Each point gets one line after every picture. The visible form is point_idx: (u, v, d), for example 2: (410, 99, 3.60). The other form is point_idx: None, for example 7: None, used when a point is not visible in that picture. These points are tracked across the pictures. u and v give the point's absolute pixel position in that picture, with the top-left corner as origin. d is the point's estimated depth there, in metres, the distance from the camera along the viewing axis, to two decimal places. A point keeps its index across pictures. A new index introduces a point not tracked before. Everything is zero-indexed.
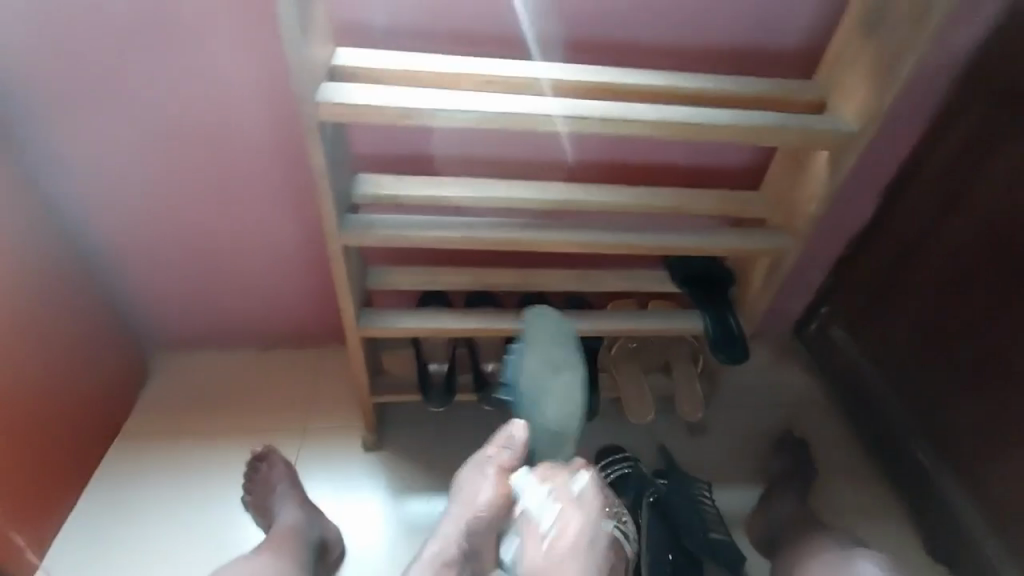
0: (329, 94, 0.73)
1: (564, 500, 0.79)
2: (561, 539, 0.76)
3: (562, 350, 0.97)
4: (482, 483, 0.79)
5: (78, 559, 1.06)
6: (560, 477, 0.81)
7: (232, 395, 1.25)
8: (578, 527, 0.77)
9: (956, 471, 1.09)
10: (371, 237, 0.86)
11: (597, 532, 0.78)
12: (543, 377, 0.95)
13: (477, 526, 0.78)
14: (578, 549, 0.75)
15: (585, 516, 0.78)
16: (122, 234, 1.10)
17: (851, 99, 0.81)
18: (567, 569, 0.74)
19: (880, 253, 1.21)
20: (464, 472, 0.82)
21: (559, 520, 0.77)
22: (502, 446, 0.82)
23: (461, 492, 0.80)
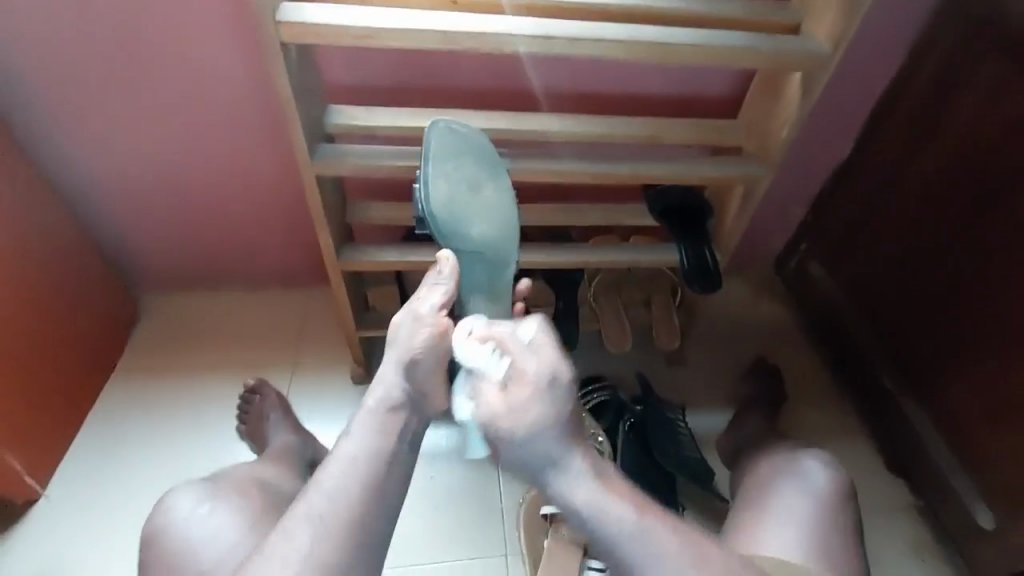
0: (291, 14, 0.71)
1: (513, 350, 0.68)
2: (517, 381, 0.67)
3: (469, 163, 0.82)
4: (416, 324, 0.71)
5: (84, 487, 1.11)
6: (504, 327, 0.70)
7: (223, 334, 1.29)
8: (535, 366, 0.67)
9: (916, 392, 1.15)
10: (345, 168, 0.87)
11: (558, 369, 0.67)
12: (462, 199, 0.80)
13: (415, 369, 0.71)
14: (535, 384, 0.66)
15: (541, 359, 0.67)
16: (99, 173, 1.10)
17: (822, 21, 0.80)
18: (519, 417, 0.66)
19: (858, 184, 1.22)
20: (394, 318, 0.73)
21: (512, 366, 0.68)
22: (432, 284, 0.74)
23: (394, 337, 0.72)
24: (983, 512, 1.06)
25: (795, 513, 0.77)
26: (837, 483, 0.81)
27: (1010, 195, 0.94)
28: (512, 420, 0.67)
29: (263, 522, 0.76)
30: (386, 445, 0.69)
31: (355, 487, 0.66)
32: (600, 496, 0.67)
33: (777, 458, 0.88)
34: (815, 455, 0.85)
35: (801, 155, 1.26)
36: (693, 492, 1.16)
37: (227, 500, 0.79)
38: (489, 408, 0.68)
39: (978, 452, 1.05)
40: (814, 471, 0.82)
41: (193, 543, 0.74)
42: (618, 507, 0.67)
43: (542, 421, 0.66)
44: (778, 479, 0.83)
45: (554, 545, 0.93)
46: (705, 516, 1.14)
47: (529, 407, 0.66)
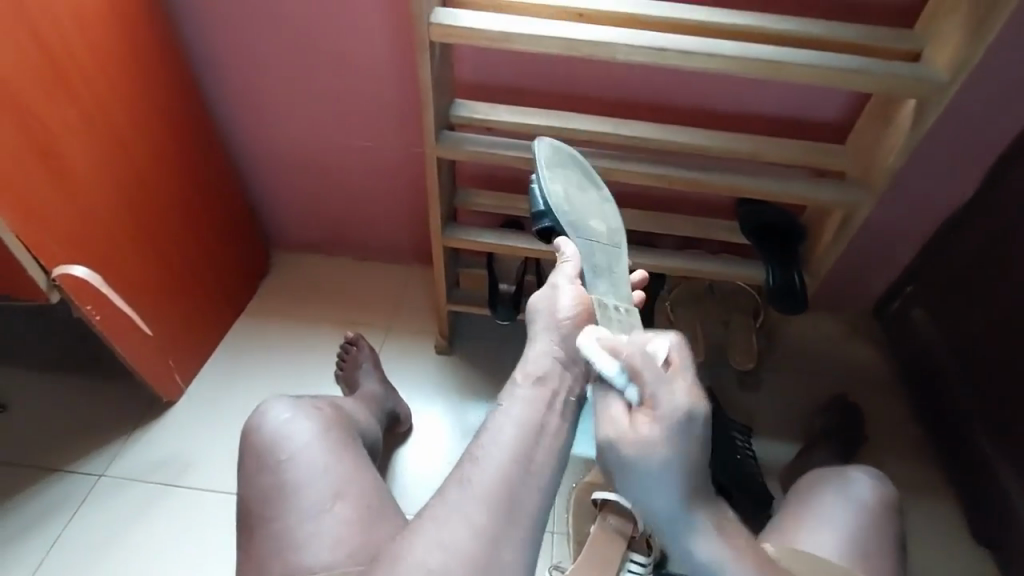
0: (442, 17, 0.84)
1: (647, 377, 0.65)
2: (648, 412, 0.64)
3: (575, 173, 0.89)
4: (558, 293, 0.76)
5: (205, 404, 1.29)
6: (632, 343, 0.68)
7: (332, 292, 1.47)
8: (666, 397, 0.64)
9: (1015, 459, 1.06)
10: (462, 153, 0.99)
11: (694, 409, 0.64)
12: (579, 197, 0.86)
13: (563, 333, 0.73)
14: (667, 420, 0.63)
15: (679, 386, 0.65)
16: (261, 141, 1.31)
17: (943, 51, 0.80)
18: (655, 445, 0.63)
19: (977, 229, 1.15)
20: (534, 295, 0.78)
21: (643, 392, 0.66)
22: (558, 261, 0.80)
23: (539, 310, 0.76)
24: None
25: (839, 519, 0.82)
26: (883, 496, 0.85)
27: None
28: (642, 451, 0.63)
29: (335, 431, 0.88)
30: (541, 415, 0.67)
31: (505, 452, 0.63)
32: (727, 555, 0.67)
33: (824, 471, 0.91)
34: (862, 470, 0.88)
35: (914, 192, 1.21)
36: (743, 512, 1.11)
37: (304, 407, 0.89)
38: (620, 436, 0.64)
39: None
40: (860, 483, 0.86)
41: (275, 437, 0.83)
42: (743, 573, 0.66)
43: (672, 459, 0.63)
44: (822, 487, 0.87)
45: (599, 530, 0.94)
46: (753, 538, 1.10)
47: (658, 443, 0.63)
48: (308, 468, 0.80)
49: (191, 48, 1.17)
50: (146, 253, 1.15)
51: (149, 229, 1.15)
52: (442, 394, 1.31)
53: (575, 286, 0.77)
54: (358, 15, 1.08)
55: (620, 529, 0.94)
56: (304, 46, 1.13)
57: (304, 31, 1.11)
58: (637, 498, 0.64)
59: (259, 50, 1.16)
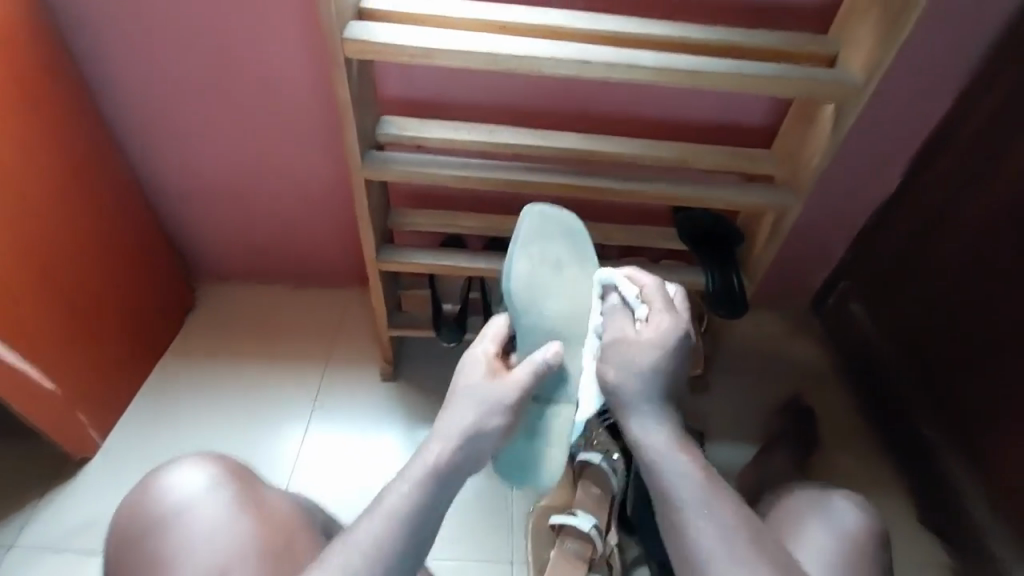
0: (356, 31, 0.79)
1: (653, 301, 0.74)
2: (647, 326, 0.73)
3: (554, 246, 0.86)
4: (495, 383, 0.70)
5: (127, 457, 1.18)
6: (650, 277, 0.77)
7: (266, 323, 1.38)
8: (669, 321, 0.72)
9: (956, 443, 1.11)
10: (391, 173, 0.94)
11: (686, 332, 0.72)
12: (546, 280, 0.84)
13: (486, 427, 0.68)
14: (665, 337, 0.70)
15: (675, 317, 0.73)
16: (175, 167, 1.21)
17: (858, 55, 0.83)
18: (643, 352, 0.70)
19: (902, 225, 1.21)
20: (466, 371, 0.72)
21: (646, 314, 0.74)
22: (492, 339, 0.77)
23: (467, 390, 0.70)
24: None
25: (819, 546, 0.76)
26: (866, 525, 0.78)
27: None
28: (635, 350, 0.71)
29: (232, 480, 0.77)
30: (431, 512, 0.63)
31: (380, 536, 0.60)
32: (679, 453, 0.66)
33: (802, 491, 0.84)
34: (844, 496, 0.81)
35: (839, 190, 1.25)
36: None
37: (203, 454, 0.80)
38: (622, 332, 0.73)
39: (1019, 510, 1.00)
40: (842, 511, 0.79)
41: (157, 493, 0.75)
42: (685, 457, 0.66)
43: (659, 357, 0.70)
44: (801, 511, 0.80)
45: (558, 557, 0.94)
46: None
47: (651, 347, 0.71)
48: (189, 531, 0.72)
49: (88, 70, 1.07)
50: (48, 295, 1.03)
51: (50, 270, 1.04)
52: (388, 423, 1.25)
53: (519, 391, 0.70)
54: (272, 30, 1.02)
55: (578, 553, 0.94)
56: (217, 64, 1.06)
57: (217, 48, 1.04)
58: (624, 382, 0.70)
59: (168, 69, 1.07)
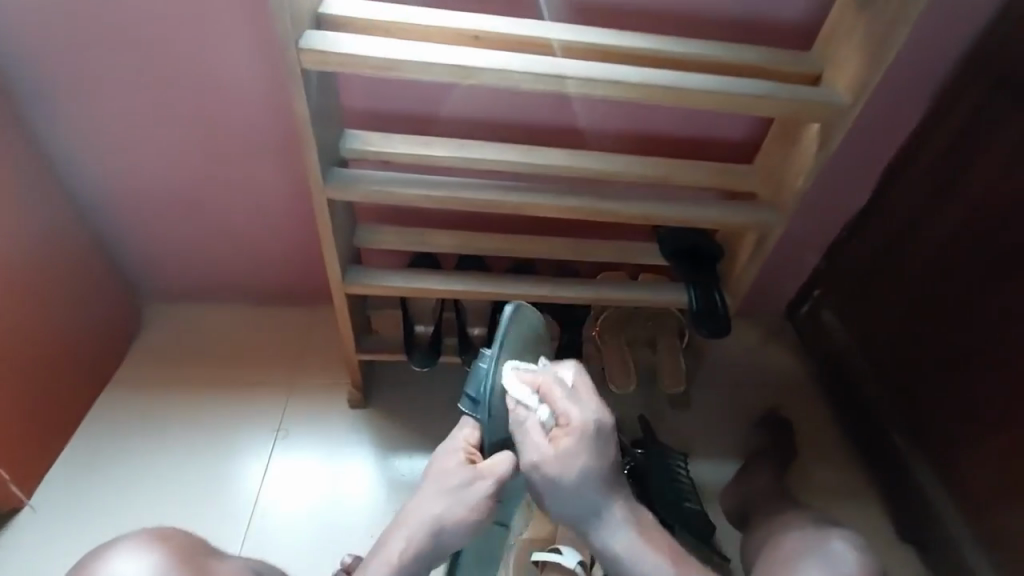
0: (315, 41, 0.72)
1: (552, 398, 0.72)
2: (563, 431, 0.71)
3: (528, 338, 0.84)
4: (455, 489, 0.71)
5: (68, 502, 1.09)
6: (546, 375, 0.74)
7: (222, 349, 1.28)
8: (581, 414, 0.71)
9: (927, 454, 1.12)
10: (355, 193, 0.87)
11: (601, 420, 0.72)
12: None
13: (445, 526, 0.71)
14: (580, 429, 0.70)
15: (584, 407, 0.72)
16: (115, 182, 1.11)
17: (843, 74, 0.81)
18: (575, 462, 0.70)
19: (874, 237, 1.21)
20: (435, 467, 0.75)
21: (556, 417, 0.72)
22: (461, 435, 0.77)
23: (432, 489, 0.73)
24: None
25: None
26: (865, 563, 0.78)
27: None
28: (560, 468, 0.69)
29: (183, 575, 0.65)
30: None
31: None
32: (639, 545, 0.72)
33: (801, 537, 0.86)
34: (841, 537, 0.82)
35: (815, 203, 1.25)
36: None
37: (150, 541, 0.67)
38: (540, 459, 0.70)
39: (991, 522, 1.01)
40: (842, 554, 0.79)
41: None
42: (652, 558, 0.72)
43: (586, 468, 0.70)
44: (802, 559, 0.80)
45: None
46: None
47: (575, 455, 0.70)
48: None
49: (9, 75, 0.96)
50: None
51: None
52: (357, 455, 1.17)
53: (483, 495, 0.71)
54: (223, 35, 0.93)
55: None
56: (161, 71, 0.97)
57: (159, 54, 0.95)
58: (557, 499, 0.71)
59: (103, 75, 0.97)
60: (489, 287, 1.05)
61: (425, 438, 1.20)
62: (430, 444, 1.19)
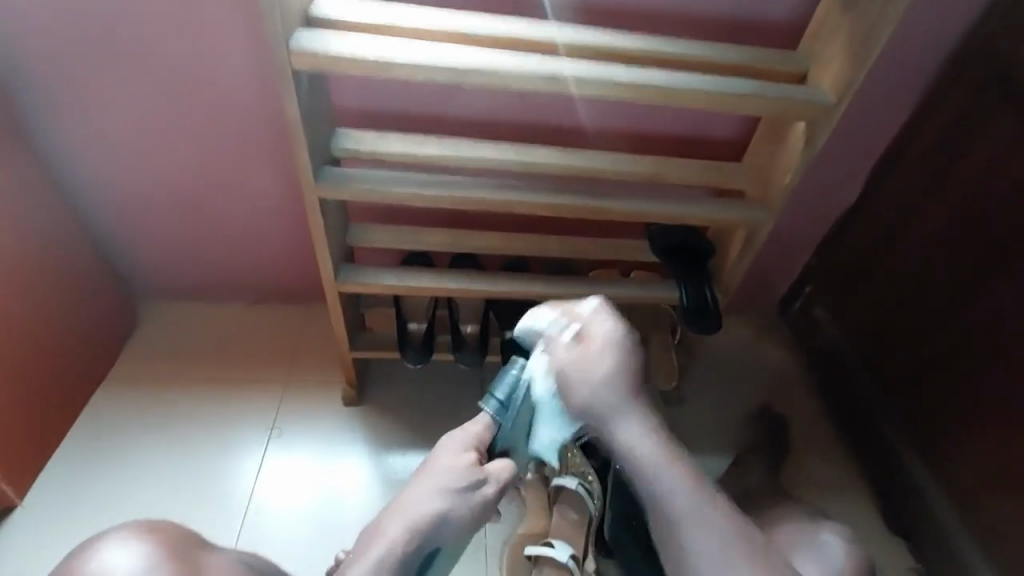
0: (304, 41, 0.72)
1: (580, 315, 0.79)
2: (589, 338, 0.76)
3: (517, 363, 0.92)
4: (469, 479, 0.70)
5: (64, 499, 1.09)
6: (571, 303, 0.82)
7: (217, 347, 1.28)
8: (604, 327, 0.77)
9: (918, 447, 1.14)
10: (347, 191, 0.87)
11: (614, 336, 0.77)
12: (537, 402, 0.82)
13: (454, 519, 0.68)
14: (604, 342, 0.76)
15: (612, 321, 0.78)
16: (107, 182, 1.11)
17: (829, 72, 0.82)
18: (600, 362, 0.75)
19: (864, 233, 1.22)
20: (447, 456, 0.71)
21: (584, 329, 0.78)
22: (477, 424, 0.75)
23: (441, 477, 0.70)
24: None
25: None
26: (857, 558, 0.82)
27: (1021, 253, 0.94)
28: (583, 363, 0.75)
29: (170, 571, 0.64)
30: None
31: None
32: (664, 454, 0.74)
33: (794, 527, 0.87)
34: (833, 530, 0.85)
35: (805, 201, 1.26)
36: None
37: (138, 531, 0.66)
38: (565, 358, 0.75)
39: (982, 513, 1.03)
40: (830, 546, 0.83)
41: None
42: (675, 468, 0.74)
43: (610, 368, 0.75)
44: (795, 550, 0.82)
45: None
46: None
47: (601, 356, 0.75)
48: None
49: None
50: None
51: None
52: (351, 452, 1.18)
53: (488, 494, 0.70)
54: (213, 35, 0.93)
55: None
56: (152, 70, 0.97)
57: (149, 53, 0.95)
58: (592, 401, 0.74)
59: (94, 76, 0.97)
60: (481, 284, 1.05)
61: (419, 435, 1.21)
62: (424, 440, 1.20)
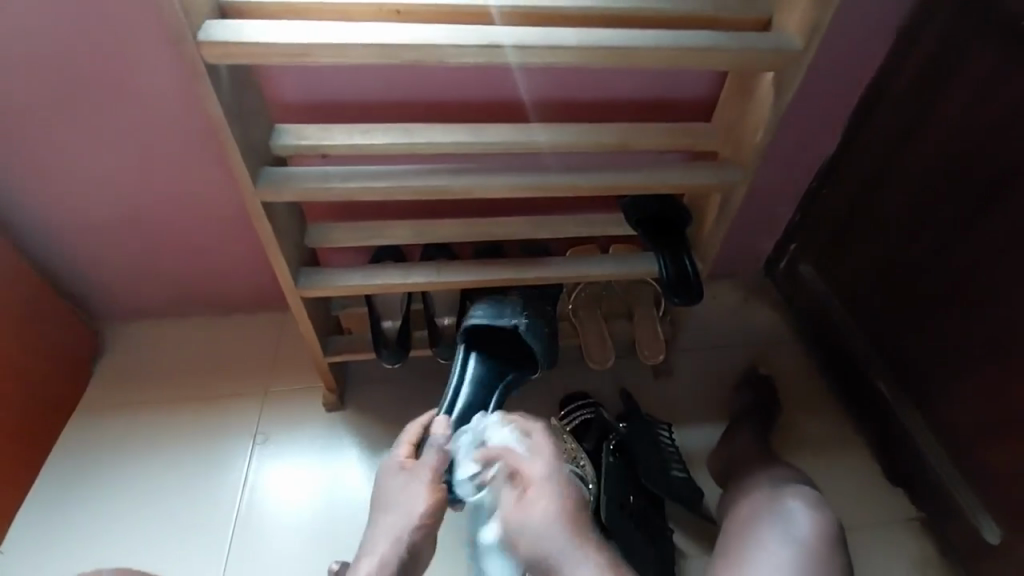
0: (216, 32, 0.66)
1: (517, 439, 0.78)
2: (522, 488, 0.72)
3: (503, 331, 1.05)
4: (410, 486, 0.81)
5: (44, 535, 1.07)
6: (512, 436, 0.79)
7: (188, 364, 1.24)
8: (535, 469, 0.74)
9: (914, 398, 1.11)
10: (293, 192, 0.82)
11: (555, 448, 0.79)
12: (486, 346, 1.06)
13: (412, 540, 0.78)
14: (543, 481, 0.72)
15: (545, 460, 0.75)
16: (46, 201, 1.04)
17: (793, 13, 0.75)
18: (541, 505, 0.69)
19: (847, 183, 1.18)
20: (386, 480, 0.84)
21: (521, 470, 0.74)
22: (409, 433, 0.89)
23: (388, 499, 0.82)
24: (988, 529, 1.00)
25: (780, 559, 0.78)
26: (823, 523, 0.82)
27: (1006, 188, 0.89)
28: (524, 517, 0.69)
29: None
30: None
31: None
32: None
33: (762, 497, 0.89)
34: (798, 498, 0.86)
35: (783, 153, 1.21)
36: (679, 516, 1.10)
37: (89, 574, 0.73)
38: (509, 513, 0.70)
39: (979, 462, 1.00)
40: (797, 513, 0.83)
41: None
42: None
43: (545, 523, 0.68)
44: (761, 520, 0.84)
45: None
46: (696, 540, 1.07)
47: (541, 499, 0.70)
48: None
49: None
50: None
51: None
52: (338, 460, 1.15)
53: (444, 453, 0.84)
54: (136, 37, 0.87)
55: None
56: (73, 77, 0.90)
57: (69, 60, 0.88)
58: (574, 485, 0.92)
59: (8, 87, 0.90)
60: (451, 278, 1.00)
61: None
62: None
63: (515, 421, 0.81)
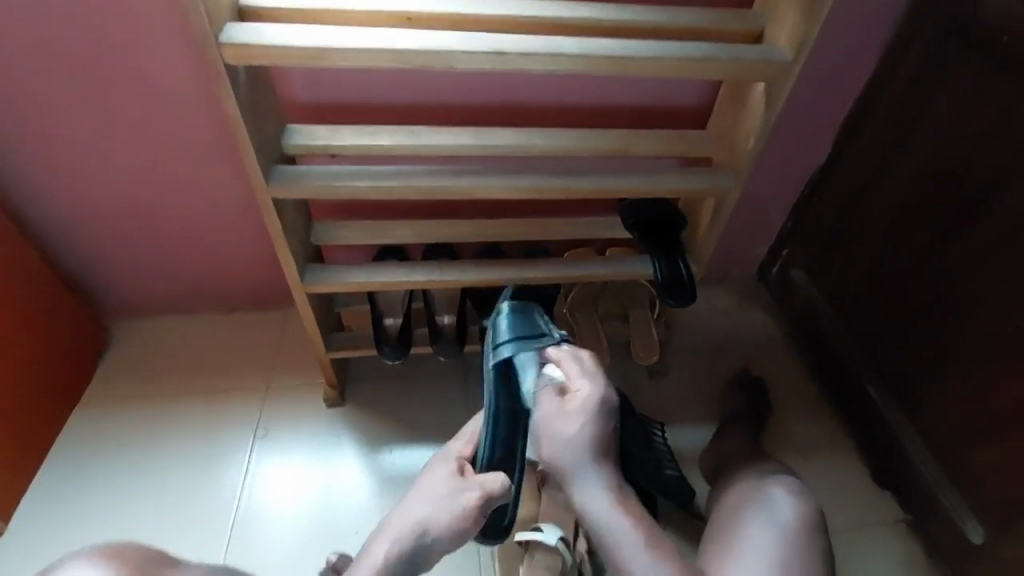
0: (235, 34, 0.69)
1: (573, 371, 0.88)
2: (571, 396, 0.86)
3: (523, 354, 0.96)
4: (455, 489, 0.79)
5: (45, 525, 1.08)
6: (568, 362, 0.88)
7: (192, 358, 1.26)
8: (581, 393, 0.85)
9: (901, 401, 1.14)
10: (302, 189, 0.85)
11: (605, 395, 0.86)
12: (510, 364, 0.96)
13: (435, 543, 0.75)
14: (590, 398, 0.85)
15: (594, 385, 0.86)
16: (60, 196, 1.07)
17: (784, 27, 0.79)
18: (574, 422, 0.84)
19: (837, 192, 1.22)
20: (433, 471, 0.83)
21: (570, 386, 0.87)
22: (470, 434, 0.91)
23: (426, 491, 0.79)
24: (972, 529, 1.02)
25: (763, 546, 0.80)
26: (805, 510, 0.85)
27: (990, 197, 0.93)
28: (561, 426, 0.84)
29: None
30: None
31: None
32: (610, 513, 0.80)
33: (747, 488, 0.91)
34: (781, 486, 0.88)
35: (776, 162, 1.25)
36: (671, 514, 1.12)
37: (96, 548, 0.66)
38: (549, 415, 0.85)
39: (965, 463, 1.03)
40: (780, 501, 0.86)
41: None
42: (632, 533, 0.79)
43: (582, 436, 0.83)
44: (747, 509, 0.87)
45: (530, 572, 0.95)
46: (687, 537, 1.09)
47: (576, 418, 0.84)
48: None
49: None
50: None
51: None
52: (337, 455, 1.17)
53: (501, 481, 0.81)
54: (155, 40, 0.91)
55: (548, 566, 0.95)
56: (93, 76, 0.93)
57: (90, 60, 0.92)
58: (558, 457, 0.84)
59: (29, 84, 0.93)
60: (453, 276, 1.03)
61: (405, 431, 1.20)
62: (410, 436, 1.19)
63: (579, 355, 0.90)
